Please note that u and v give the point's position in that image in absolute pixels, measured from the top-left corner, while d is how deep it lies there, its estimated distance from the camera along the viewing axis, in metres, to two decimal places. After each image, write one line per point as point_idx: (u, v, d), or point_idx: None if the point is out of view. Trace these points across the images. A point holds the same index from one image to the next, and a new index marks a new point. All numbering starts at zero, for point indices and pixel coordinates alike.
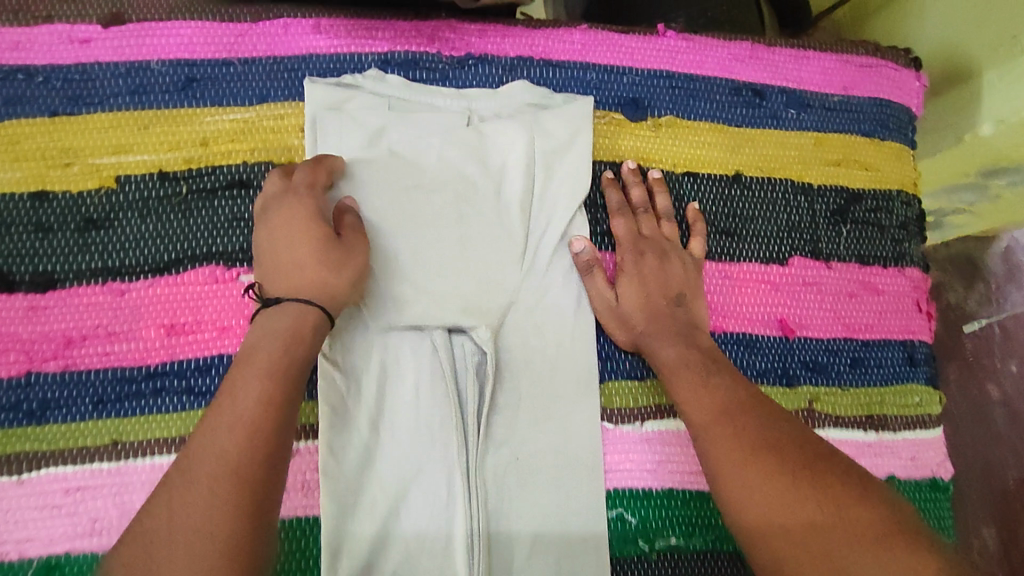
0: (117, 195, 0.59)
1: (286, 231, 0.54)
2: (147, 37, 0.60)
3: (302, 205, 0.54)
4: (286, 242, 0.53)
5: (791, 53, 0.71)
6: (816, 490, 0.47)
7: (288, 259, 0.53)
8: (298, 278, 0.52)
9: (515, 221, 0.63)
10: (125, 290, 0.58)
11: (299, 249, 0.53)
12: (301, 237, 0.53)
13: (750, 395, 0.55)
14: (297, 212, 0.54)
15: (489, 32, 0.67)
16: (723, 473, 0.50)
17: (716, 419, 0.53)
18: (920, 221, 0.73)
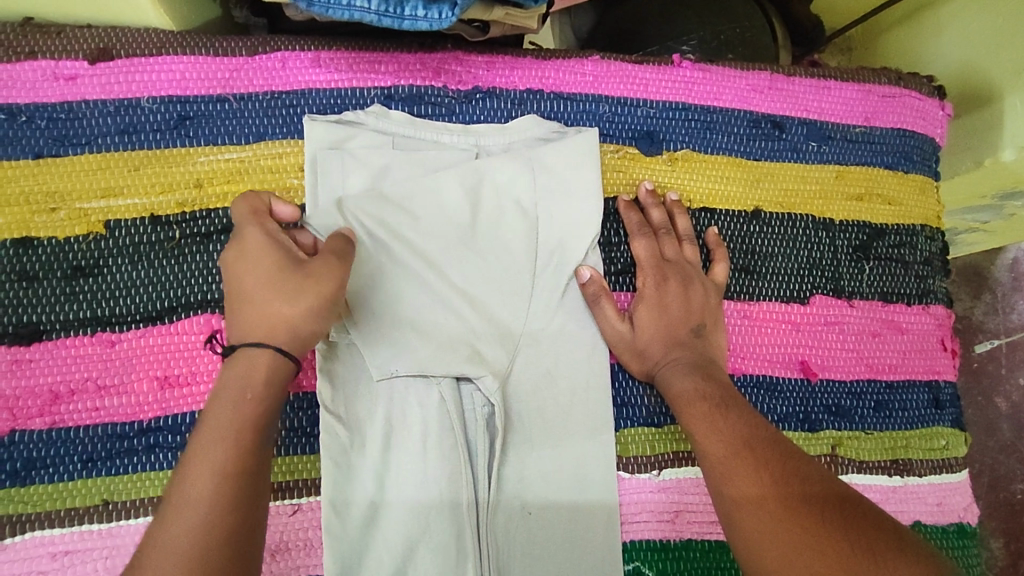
0: (106, 241, 0.56)
1: (236, 263, 0.50)
2: (136, 73, 0.57)
3: (248, 237, 0.51)
4: (237, 278, 0.49)
5: (812, 83, 0.69)
6: (832, 524, 0.43)
7: (242, 293, 0.49)
8: (253, 315, 0.48)
9: (523, 263, 0.60)
10: (116, 341, 0.54)
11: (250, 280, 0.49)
12: (250, 268, 0.49)
13: (774, 432, 0.51)
14: (243, 243, 0.50)
15: (497, 64, 0.64)
16: (738, 507, 0.47)
17: (736, 451, 0.50)
18: (942, 255, 0.71)
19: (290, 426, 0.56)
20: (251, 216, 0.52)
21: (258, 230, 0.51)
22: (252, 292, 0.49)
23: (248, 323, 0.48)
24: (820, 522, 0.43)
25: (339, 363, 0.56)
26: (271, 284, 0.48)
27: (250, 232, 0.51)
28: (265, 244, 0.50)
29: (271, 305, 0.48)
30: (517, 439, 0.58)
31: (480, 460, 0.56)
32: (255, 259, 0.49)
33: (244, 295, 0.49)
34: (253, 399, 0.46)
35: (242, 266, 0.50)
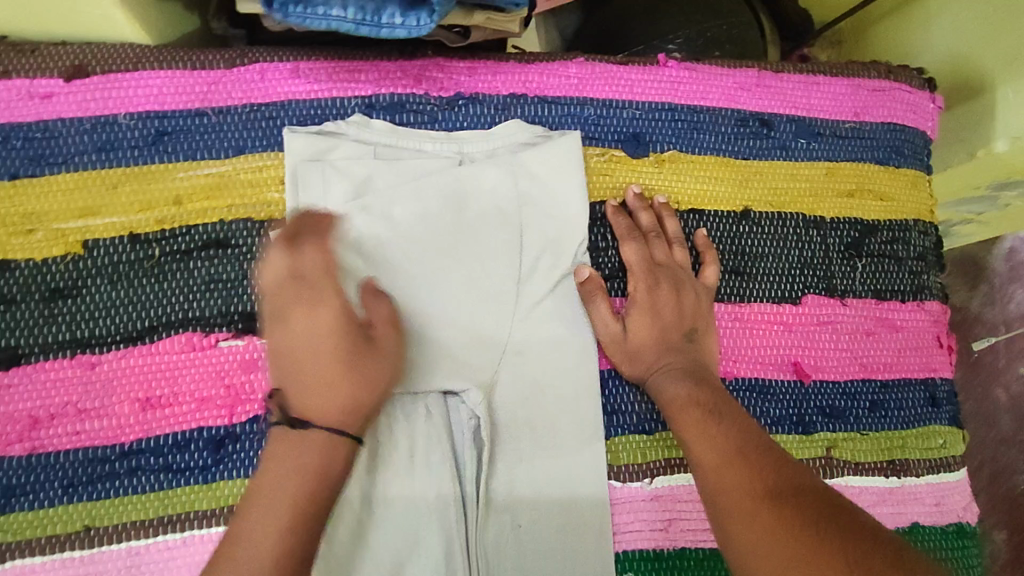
0: (85, 261, 0.55)
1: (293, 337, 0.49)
2: (112, 89, 0.56)
3: (322, 315, 0.49)
4: (310, 348, 0.48)
5: (800, 79, 0.68)
6: (824, 536, 0.42)
7: (311, 372, 0.48)
8: (319, 398, 0.48)
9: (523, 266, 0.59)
10: (96, 363, 0.54)
11: (313, 361, 0.48)
12: (327, 351, 0.49)
13: (769, 443, 0.51)
14: (319, 318, 0.49)
15: (479, 70, 0.63)
16: (731, 521, 0.46)
17: (729, 462, 0.49)
18: (936, 250, 0.70)
19: None
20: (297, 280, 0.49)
21: (339, 307, 0.49)
22: (318, 372, 0.48)
23: (312, 404, 0.48)
24: (813, 533, 0.42)
25: None
26: (349, 369, 0.49)
27: (324, 310, 0.49)
28: (336, 322, 0.49)
29: (349, 391, 0.48)
30: (503, 449, 0.57)
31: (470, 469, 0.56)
32: (330, 341, 0.49)
33: (307, 372, 0.48)
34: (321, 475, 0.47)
35: (304, 343, 0.49)
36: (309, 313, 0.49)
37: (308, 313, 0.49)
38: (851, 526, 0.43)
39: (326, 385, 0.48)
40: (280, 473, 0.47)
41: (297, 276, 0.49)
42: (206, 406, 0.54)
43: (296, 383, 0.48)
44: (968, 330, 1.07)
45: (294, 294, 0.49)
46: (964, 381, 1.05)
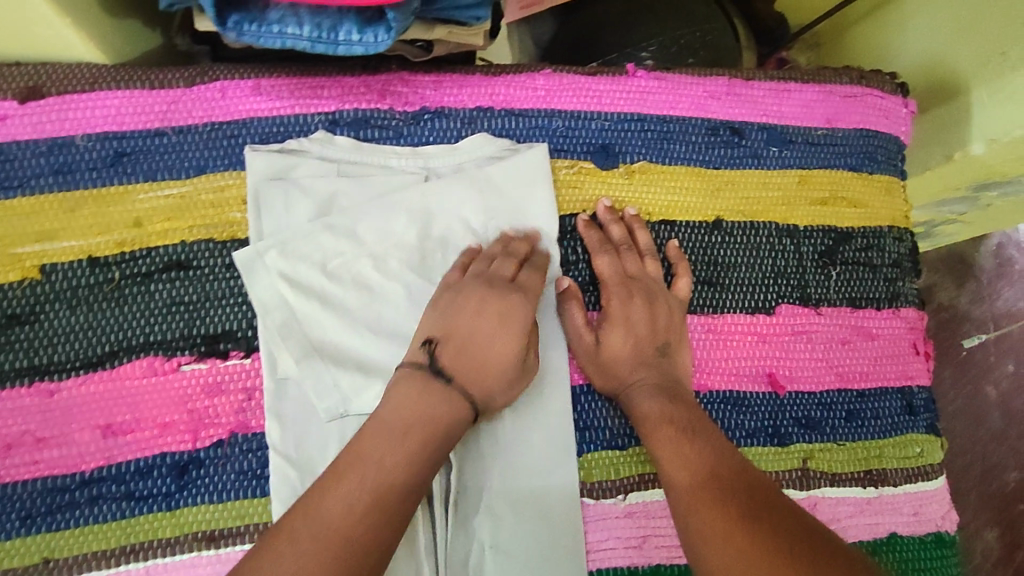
0: (43, 286, 0.54)
1: (453, 312, 0.54)
2: (69, 110, 0.55)
3: (492, 304, 0.54)
4: (474, 334, 0.53)
5: (771, 86, 0.67)
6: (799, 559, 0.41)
7: (472, 352, 0.53)
8: (476, 372, 0.52)
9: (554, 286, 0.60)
10: (54, 390, 0.53)
11: (493, 341, 0.54)
12: (501, 337, 0.54)
13: (741, 464, 0.50)
14: (508, 310, 0.55)
15: (444, 83, 0.62)
16: (704, 546, 0.45)
17: (702, 484, 0.48)
18: (911, 256, 0.70)
19: (239, 468, 0.54)
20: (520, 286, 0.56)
21: (529, 308, 0.56)
22: (497, 357, 0.53)
23: (459, 370, 0.52)
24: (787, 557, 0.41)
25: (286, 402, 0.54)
26: (512, 364, 0.54)
27: (499, 300, 0.55)
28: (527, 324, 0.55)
29: (489, 379, 0.53)
30: (473, 468, 0.56)
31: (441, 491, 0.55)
32: (492, 327, 0.54)
33: (488, 355, 0.53)
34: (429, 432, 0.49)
35: (485, 329, 0.54)
36: (480, 299, 0.54)
37: (502, 303, 0.55)
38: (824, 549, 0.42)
39: (480, 366, 0.53)
40: (411, 410, 0.49)
41: (490, 278, 0.56)
42: (169, 431, 0.53)
43: (457, 352, 0.53)
44: (956, 328, 1.07)
45: (505, 288, 0.55)
46: (952, 379, 1.05)
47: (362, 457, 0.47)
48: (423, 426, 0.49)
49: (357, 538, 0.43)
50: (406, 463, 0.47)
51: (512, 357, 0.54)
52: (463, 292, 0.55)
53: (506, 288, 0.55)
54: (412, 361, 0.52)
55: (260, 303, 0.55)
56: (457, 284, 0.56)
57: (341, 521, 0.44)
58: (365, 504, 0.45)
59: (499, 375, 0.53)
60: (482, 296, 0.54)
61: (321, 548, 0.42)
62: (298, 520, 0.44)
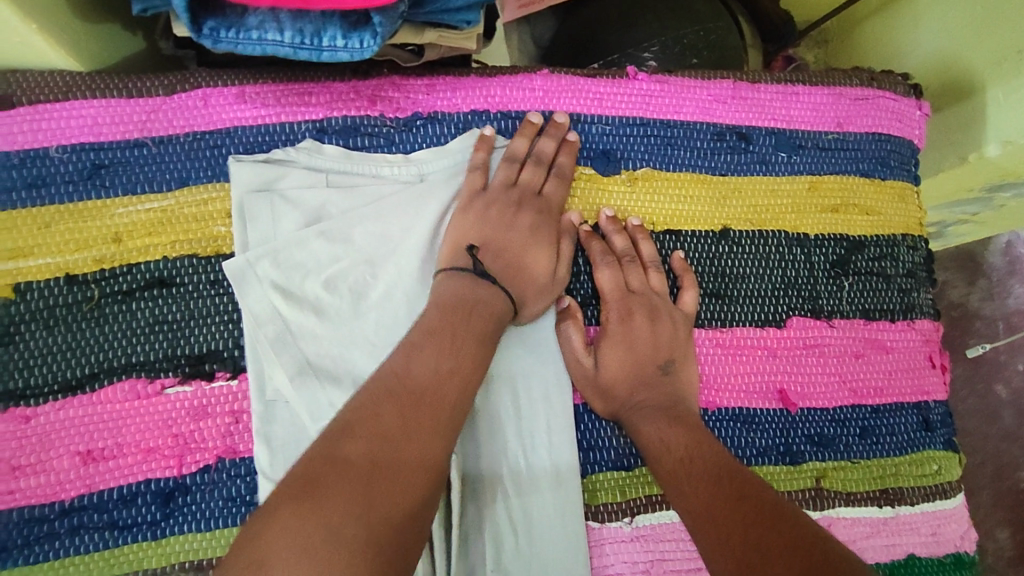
0: (17, 306, 0.51)
1: (488, 223, 0.56)
2: (44, 121, 0.53)
3: (524, 216, 0.57)
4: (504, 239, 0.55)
5: (779, 89, 0.64)
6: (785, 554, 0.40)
7: (510, 263, 0.55)
8: (518, 281, 0.54)
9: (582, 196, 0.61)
10: (30, 416, 0.50)
11: (531, 254, 0.56)
12: (535, 247, 0.56)
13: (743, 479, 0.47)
14: (542, 225, 0.57)
15: (438, 87, 0.59)
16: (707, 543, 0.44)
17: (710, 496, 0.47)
18: (926, 264, 0.67)
19: (228, 494, 0.51)
20: (547, 205, 0.58)
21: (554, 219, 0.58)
22: (533, 268, 0.55)
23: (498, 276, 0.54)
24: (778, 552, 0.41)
25: (277, 425, 0.52)
26: (546, 261, 0.56)
27: (531, 214, 0.57)
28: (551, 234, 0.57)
29: (530, 274, 0.55)
30: (474, 495, 0.54)
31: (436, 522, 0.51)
32: (527, 237, 0.56)
33: (526, 265, 0.55)
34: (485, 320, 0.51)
35: (518, 238, 0.56)
36: (513, 212, 0.56)
37: (535, 217, 0.57)
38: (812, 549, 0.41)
39: (519, 274, 0.55)
40: (463, 297, 0.51)
41: (520, 190, 0.58)
42: (152, 457, 0.51)
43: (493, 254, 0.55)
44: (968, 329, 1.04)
45: (533, 204, 0.57)
46: (964, 380, 1.02)
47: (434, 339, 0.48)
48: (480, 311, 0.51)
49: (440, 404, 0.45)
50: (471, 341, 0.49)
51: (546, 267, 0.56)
52: (495, 203, 0.56)
53: (540, 205, 0.57)
54: (454, 264, 0.54)
55: (252, 314, 0.52)
56: (487, 193, 0.57)
57: (434, 376, 0.45)
58: (440, 377, 0.46)
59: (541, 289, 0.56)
60: (516, 209, 0.57)
61: (426, 414, 0.43)
62: (388, 379, 0.44)
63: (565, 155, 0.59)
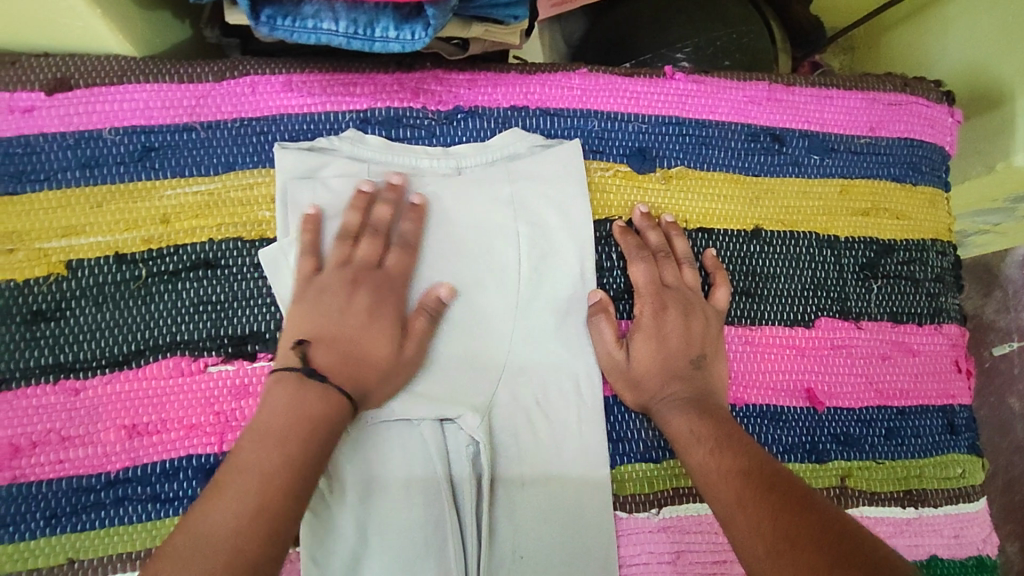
0: (69, 282, 0.53)
1: (322, 310, 0.51)
2: (97, 103, 0.54)
3: (362, 296, 0.52)
4: (335, 327, 0.50)
5: (813, 92, 0.65)
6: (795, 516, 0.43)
7: (351, 352, 0.50)
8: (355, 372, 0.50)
9: (441, 262, 0.57)
10: (80, 389, 0.51)
11: (370, 339, 0.51)
12: (376, 333, 0.51)
13: (756, 456, 0.50)
14: (381, 306, 0.52)
15: (479, 82, 0.61)
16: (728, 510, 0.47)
17: (727, 471, 0.49)
18: (955, 270, 0.68)
19: None
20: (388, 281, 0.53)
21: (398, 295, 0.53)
22: (373, 354, 0.51)
23: (334, 371, 0.49)
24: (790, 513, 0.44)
25: None
26: (381, 346, 0.51)
27: (369, 293, 0.52)
28: (389, 316, 0.52)
29: (369, 362, 0.50)
30: (505, 484, 0.55)
31: (350, 496, 0.52)
32: (363, 322, 0.51)
33: (364, 354, 0.50)
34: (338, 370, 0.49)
35: (353, 325, 0.51)
36: (347, 294, 0.52)
37: (374, 294, 0.52)
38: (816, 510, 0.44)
39: (360, 365, 0.50)
40: (287, 410, 0.46)
41: (356, 269, 0.53)
42: (195, 433, 0.52)
43: (332, 345, 0.50)
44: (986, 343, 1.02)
45: (372, 279, 0.53)
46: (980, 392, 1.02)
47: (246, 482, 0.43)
48: (300, 429, 0.46)
49: (261, 553, 0.41)
50: (284, 467, 0.44)
51: (387, 354, 0.51)
52: (329, 286, 0.52)
53: (378, 282, 0.53)
54: (284, 365, 0.49)
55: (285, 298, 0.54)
56: (322, 276, 0.52)
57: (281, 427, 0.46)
58: (277, 471, 0.44)
59: (381, 376, 0.51)
60: (351, 290, 0.52)
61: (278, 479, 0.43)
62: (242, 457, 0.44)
63: (407, 222, 0.55)
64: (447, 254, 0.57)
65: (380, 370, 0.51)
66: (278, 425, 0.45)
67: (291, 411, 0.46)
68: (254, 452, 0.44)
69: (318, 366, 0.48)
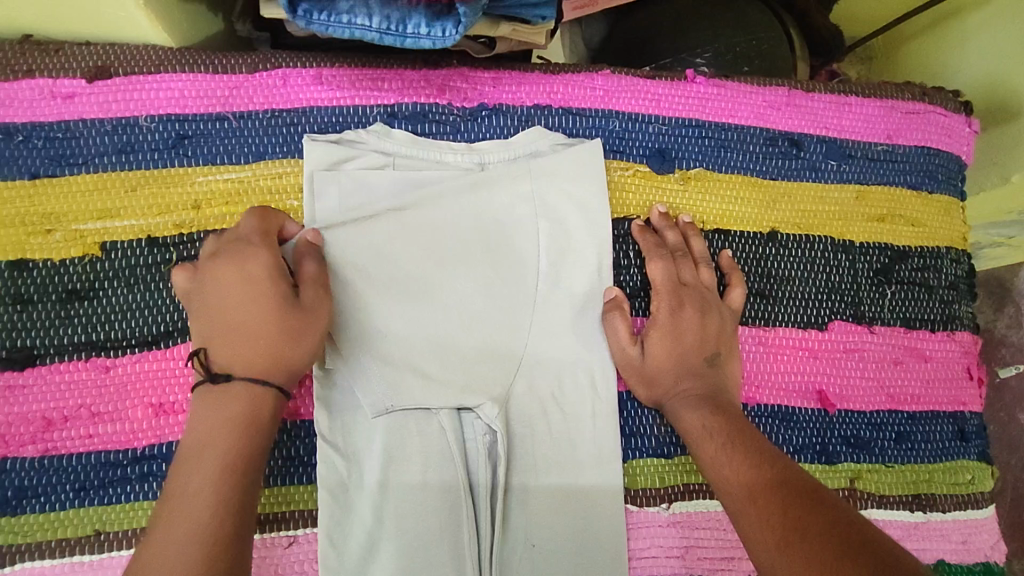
0: (102, 263, 0.54)
1: (206, 304, 0.49)
2: (135, 91, 0.56)
3: (227, 269, 0.49)
4: (219, 311, 0.48)
5: (832, 99, 0.66)
6: (799, 508, 0.45)
7: (235, 324, 0.47)
8: (243, 345, 0.47)
9: (332, 207, 0.56)
10: (111, 366, 0.53)
11: (250, 307, 0.48)
12: (254, 298, 0.48)
13: (767, 450, 0.51)
14: (245, 265, 0.49)
15: (504, 80, 0.62)
16: (736, 502, 0.48)
17: (735, 463, 0.50)
18: (969, 278, 0.68)
19: (288, 454, 0.54)
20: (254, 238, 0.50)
21: (263, 253, 0.49)
22: (261, 322, 0.47)
23: (235, 357, 0.47)
24: (793, 504, 0.45)
25: (336, 391, 0.54)
26: (265, 307, 0.48)
27: (234, 264, 0.49)
28: (268, 272, 0.49)
29: (265, 332, 0.47)
30: (519, 472, 0.56)
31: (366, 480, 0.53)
32: (239, 293, 0.48)
33: (247, 325, 0.47)
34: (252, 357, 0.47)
35: (230, 302, 0.48)
36: (215, 275, 0.49)
37: (235, 262, 0.49)
38: (818, 503, 0.45)
39: (259, 341, 0.47)
40: (208, 422, 0.46)
41: (216, 250, 0.50)
42: None
43: (226, 333, 0.47)
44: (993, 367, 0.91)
45: (231, 251, 0.49)
46: None
47: (185, 506, 0.42)
48: (237, 426, 0.46)
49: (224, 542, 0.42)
50: (224, 471, 0.44)
51: (279, 308, 0.48)
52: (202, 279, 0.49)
53: (238, 249, 0.49)
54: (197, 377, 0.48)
55: None
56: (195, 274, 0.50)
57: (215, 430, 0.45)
58: (225, 469, 0.44)
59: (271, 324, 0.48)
60: (216, 269, 0.49)
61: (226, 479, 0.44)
62: (187, 465, 0.44)
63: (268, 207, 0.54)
64: (339, 207, 0.57)
65: (268, 320, 0.48)
66: (200, 443, 0.45)
67: (213, 421, 0.46)
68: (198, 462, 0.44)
69: (219, 360, 0.47)
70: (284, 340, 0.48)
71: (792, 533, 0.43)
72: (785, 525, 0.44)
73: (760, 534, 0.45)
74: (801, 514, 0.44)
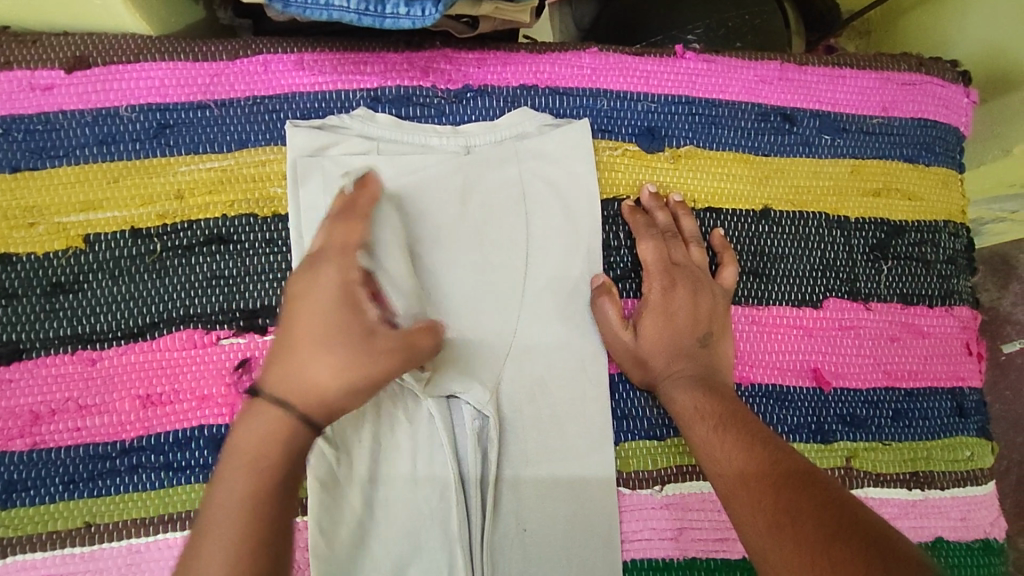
0: (86, 256, 0.54)
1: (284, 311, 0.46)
2: (114, 81, 0.56)
3: (306, 277, 0.46)
4: (289, 319, 0.45)
5: (826, 72, 0.65)
6: (792, 489, 0.44)
7: (287, 338, 0.44)
8: (292, 362, 0.44)
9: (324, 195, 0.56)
10: (97, 359, 0.53)
11: (313, 327, 0.44)
12: (316, 316, 0.45)
13: (758, 431, 0.50)
14: (319, 280, 0.46)
15: (488, 60, 0.61)
16: (729, 493, 0.47)
17: (730, 450, 0.49)
18: (968, 252, 0.67)
19: None
20: (338, 251, 0.47)
21: (340, 272, 0.46)
22: (311, 344, 0.44)
23: (286, 374, 0.43)
24: (784, 485, 0.44)
25: None
26: (331, 334, 0.44)
27: (316, 273, 0.46)
28: (339, 296, 0.45)
29: (314, 358, 0.44)
30: (510, 458, 0.55)
31: (355, 470, 0.53)
32: (309, 309, 0.45)
33: (301, 345, 0.44)
34: (309, 370, 0.43)
35: (298, 316, 0.45)
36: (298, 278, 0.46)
37: (314, 271, 0.46)
38: (810, 483, 0.44)
39: (307, 365, 0.44)
40: (258, 429, 0.42)
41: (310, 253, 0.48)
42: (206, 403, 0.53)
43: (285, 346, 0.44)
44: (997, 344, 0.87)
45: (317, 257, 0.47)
46: None
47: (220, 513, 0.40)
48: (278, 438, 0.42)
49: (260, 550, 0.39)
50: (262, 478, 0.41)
51: (337, 334, 0.44)
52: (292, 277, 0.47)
53: (325, 256, 0.47)
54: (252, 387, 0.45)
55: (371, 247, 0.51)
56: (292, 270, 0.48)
57: (262, 437, 0.42)
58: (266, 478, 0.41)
59: (322, 347, 0.44)
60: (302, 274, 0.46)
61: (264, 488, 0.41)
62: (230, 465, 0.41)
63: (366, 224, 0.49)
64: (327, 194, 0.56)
65: (319, 341, 0.44)
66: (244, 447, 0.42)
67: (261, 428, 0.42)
68: (235, 469, 0.41)
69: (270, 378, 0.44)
70: (326, 374, 0.43)
71: (787, 516, 0.42)
72: (778, 509, 0.43)
73: (755, 520, 0.44)
74: (796, 497, 0.43)
